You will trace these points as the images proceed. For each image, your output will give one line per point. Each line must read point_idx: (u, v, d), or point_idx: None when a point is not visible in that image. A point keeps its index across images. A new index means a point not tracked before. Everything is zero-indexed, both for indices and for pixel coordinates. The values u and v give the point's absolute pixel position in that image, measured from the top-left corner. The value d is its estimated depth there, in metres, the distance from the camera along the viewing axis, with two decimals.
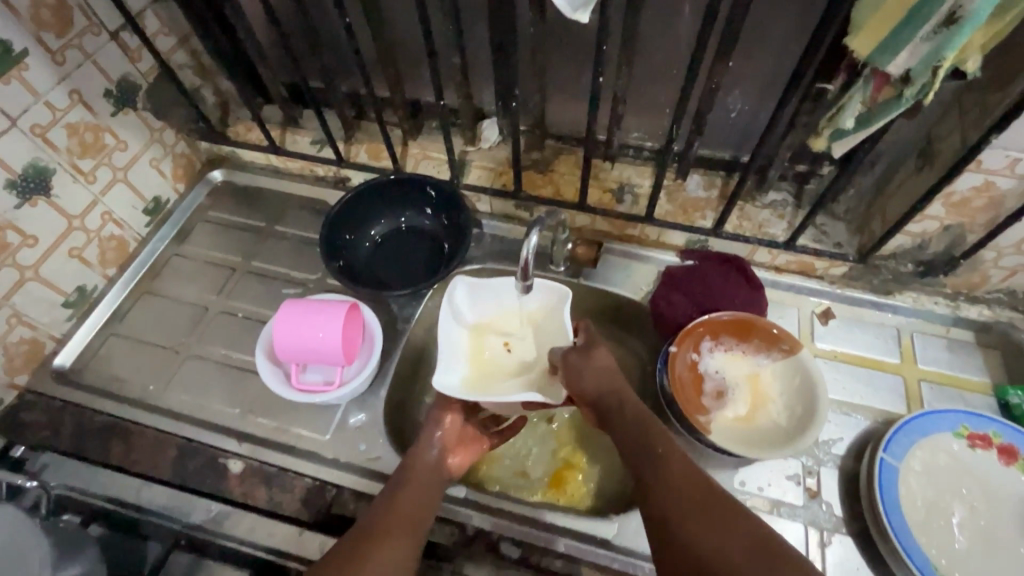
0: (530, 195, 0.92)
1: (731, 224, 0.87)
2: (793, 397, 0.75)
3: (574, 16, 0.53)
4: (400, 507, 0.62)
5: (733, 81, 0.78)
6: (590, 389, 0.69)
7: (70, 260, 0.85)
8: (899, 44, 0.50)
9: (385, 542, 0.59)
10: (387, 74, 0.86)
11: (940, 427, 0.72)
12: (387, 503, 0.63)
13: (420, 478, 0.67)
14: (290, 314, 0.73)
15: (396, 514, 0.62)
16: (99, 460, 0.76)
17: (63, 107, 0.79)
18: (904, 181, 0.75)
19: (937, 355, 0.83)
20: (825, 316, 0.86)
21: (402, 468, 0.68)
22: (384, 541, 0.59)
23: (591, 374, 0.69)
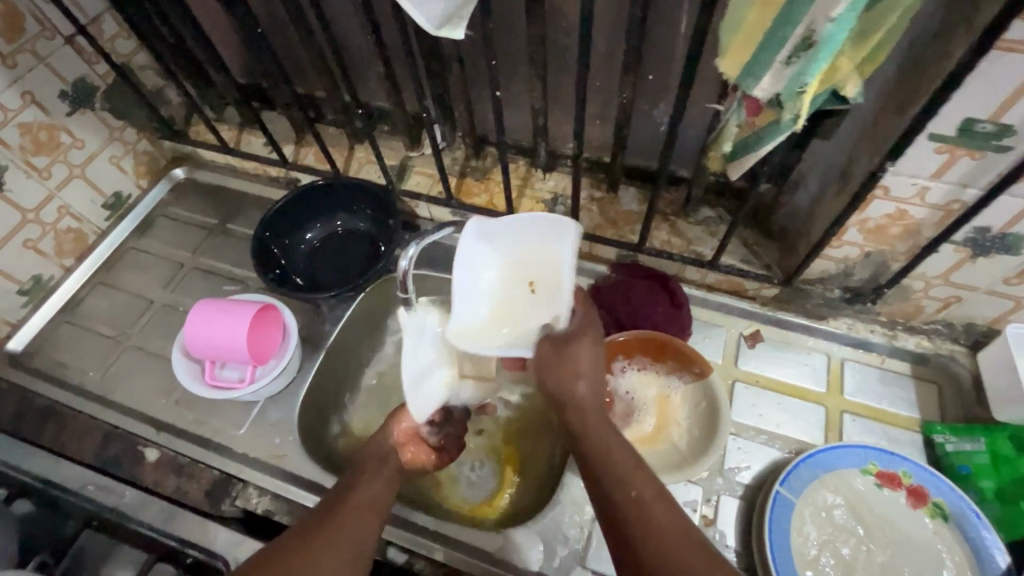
0: (463, 203, 0.93)
1: (659, 240, 0.85)
2: (696, 423, 0.73)
3: (439, 33, 0.53)
4: (361, 491, 0.62)
5: (656, 93, 0.75)
6: (552, 383, 0.66)
7: (26, 251, 0.91)
8: (761, 68, 0.48)
9: (347, 517, 0.58)
10: (323, 80, 0.88)
11: (847, 462, 0.69)
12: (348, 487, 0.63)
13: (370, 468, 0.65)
14: (200, 315, 0.77)
15: (358, 495, 0.61)
16: (32, 441, 0.82)
17: (15, 108, 0.84)
18: (827, 203, 0.71)
19: (866, 386, 0.79)
20: (753, 339, 0.83)
21: (357, 460, 0.67)
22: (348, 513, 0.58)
23: (582, 362, 0.65)
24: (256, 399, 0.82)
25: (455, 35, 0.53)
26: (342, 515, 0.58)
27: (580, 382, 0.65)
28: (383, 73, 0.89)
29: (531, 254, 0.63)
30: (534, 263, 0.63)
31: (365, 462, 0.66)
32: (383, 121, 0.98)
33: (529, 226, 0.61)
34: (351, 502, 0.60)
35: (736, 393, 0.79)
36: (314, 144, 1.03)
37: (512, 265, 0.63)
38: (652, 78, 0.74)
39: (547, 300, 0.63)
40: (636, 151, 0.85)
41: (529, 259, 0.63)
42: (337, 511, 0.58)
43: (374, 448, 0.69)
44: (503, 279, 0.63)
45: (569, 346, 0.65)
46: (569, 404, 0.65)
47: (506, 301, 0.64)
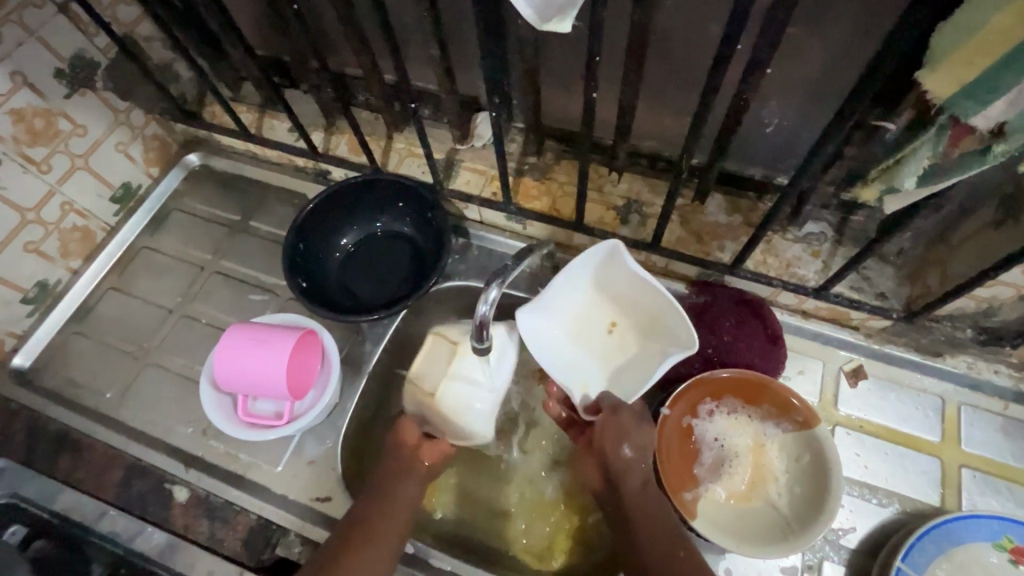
0: (522, 208, 0.80)
1: (753, 260, 0.74)
2: (798, 479, 0.64)
3: (545, 28, 0.41)
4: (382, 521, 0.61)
5: (772, 90, 0.62)
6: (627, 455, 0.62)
7: (28, 255, 0.80)
8: (994, 92, 0.36)
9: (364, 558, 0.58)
10: (362, 60, 0.74)
11: (979, 535, 0.60)
12: (368, 515, 0.61)
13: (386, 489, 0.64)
14: (231, 345, 0.67)
15: (377, 525, 0.61)
16: (48, 473, 0.74)
17: (4, 91, 0.72)
18: (977, 233, 0.59)
19: (987, 435, 0.69)
20: (854, 376, 0.73)
21: (384, 477, 0.64)
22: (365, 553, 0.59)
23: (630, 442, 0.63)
24: (293, 433, 0.73)
25: (564, 29, 0.41)
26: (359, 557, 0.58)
27: (625, 449, 0.62)
28: (432, 52, 0.75)
29: (628, 304, 0.70)
30: (623, 313, 0.71)
31: (392, 483, 0.64)
32: (428, 107, 0.84)
33: (643, 288, 0.67)
34: (370, 536, 0.60)
35: (837, 440, 0.70)
36: (347, 130, 0.89)
37: (615, 304, 0.71)
38: (772, 72, 0.60)
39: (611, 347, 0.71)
40: (732, 153, 0.72)
41: (625, 306, 0.70)
42: (355, 550, 0.59)
43: (406, 462, 0.65)
44: (601, 303, 0.71)
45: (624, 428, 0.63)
46: (619, 483, 0.62)
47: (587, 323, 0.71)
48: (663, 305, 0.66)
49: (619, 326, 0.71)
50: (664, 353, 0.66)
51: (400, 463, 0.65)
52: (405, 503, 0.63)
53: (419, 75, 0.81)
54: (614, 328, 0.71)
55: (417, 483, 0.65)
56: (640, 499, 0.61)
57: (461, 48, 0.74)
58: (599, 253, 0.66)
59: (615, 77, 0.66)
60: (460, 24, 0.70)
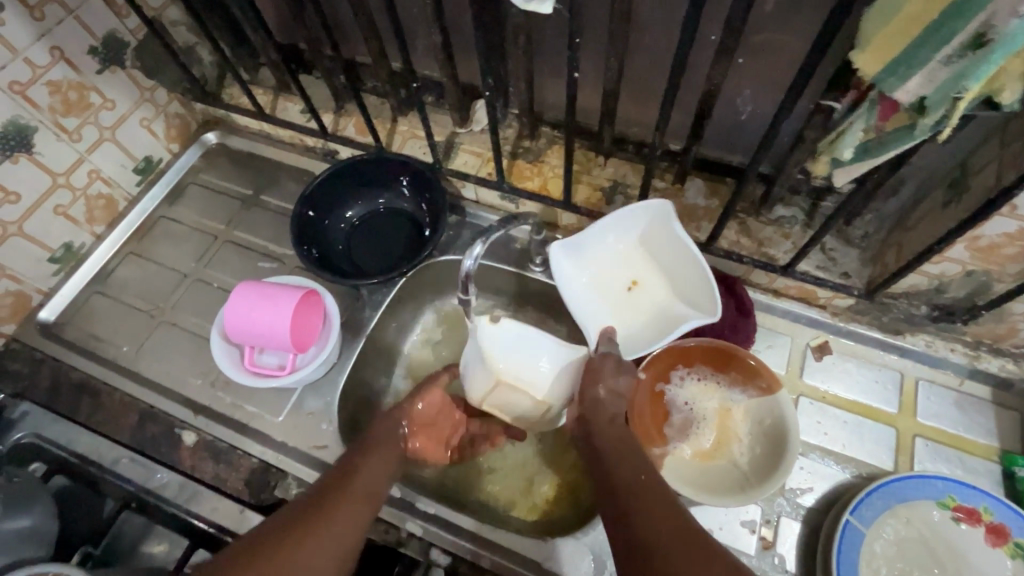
0: (515, 187, 0.85)
1: (727, 239, 0.79)
2: (759, 440, 0.69)
3: (528, 7, 0.47)
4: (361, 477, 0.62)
5: (743, 79, 0.67)
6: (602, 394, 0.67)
7: (57, 217, 0.87)
8: (911, 69, 0.41)
9: (342, 510, 0.58)
10: (370, 45, 0.80)
11: (924, 493, 0.65)
12: (344, 473, 0.63)
13: (378, 453, 0.66)
14: (240, 299, 0.73)
15: (359, 480, 0.62)
16: (69, 416, 0.80)
17: (44, 64, 0.78)
18: (928, 214, 0.64)
19: (941, 408, 0.74)
20: (820, 351, 0.78)
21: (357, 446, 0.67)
22: (342, 500, 0.59)
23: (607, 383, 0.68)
24: (295, 387, 0.79)
25: (544, 10, 0.47)
26: (337, 506, 0.58)
27: (601, 390, 0.68)
28: (434, 41, 0.81)
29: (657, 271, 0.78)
30: (646, 274, 0.79)
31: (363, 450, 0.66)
32: (431, 92, 0.91)
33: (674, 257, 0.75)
34: (350, 488, 0.61)
35: (800, 409, 0.75)
36: (355, 113, 0.95)
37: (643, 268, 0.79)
38: (742, 62, 0.65)
39: (627, 302, 0.79)
40: (710, 139, 0.77)
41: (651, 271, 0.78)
42: (335, 499, 0.59)
43: (377, 434, 0.69)
44: (635, 263, 0.79)
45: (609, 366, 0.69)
46: (594, 422, 0.67)
47: (616, 275, 0.79)
48: (689, 274, 0.74)
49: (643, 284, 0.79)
50: (686, 313, 0.75)
51: (373, 434, 0.68)
52: (380, 468, 0.65)
53: (423, 62, 0.87)
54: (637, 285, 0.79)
55: (392, 455, 0.67)
56: (614, 437, 0.64)
57: (461, 36, 0.80)
58: (655, 211, 0.73)
59: (602, 64, 0.72)
60: (461, 14, 0.76)
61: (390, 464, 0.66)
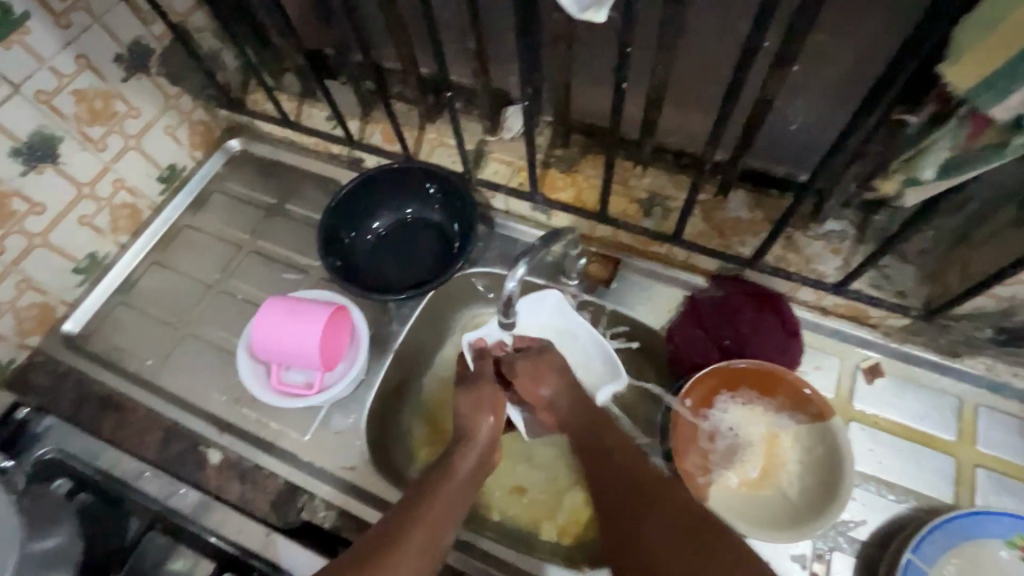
0: (548, 198, 0.82)
1: (773, 255, 0.75)
2: (810, 470, 0.66)
3: (583, 17, 0.44)
4: (433, 511, 0.60)
5: (798, 87, 0.63)
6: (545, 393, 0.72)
7: (81, 227, 0.85)
8: (1011, 85, 0.38)
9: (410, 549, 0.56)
10: (401, 51, 0.77)
11: (990, 531, 0.61)
12: (415, 510, 0.60)
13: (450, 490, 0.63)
14: (268, 316, 0.71)
15: (427, 516, 0.59)
16: (94, 431, 0.79)
17: (70, 73, 0.77)
18: (999, 233, 0.60)
19: (1005, 437, 0.69)
20: (871, 373, 0.74)
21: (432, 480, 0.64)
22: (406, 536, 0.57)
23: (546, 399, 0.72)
24: (322, 404, 0.77)
25: (600, 19, 0.44)
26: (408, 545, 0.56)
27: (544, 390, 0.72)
28: (465, 46, 0.78)
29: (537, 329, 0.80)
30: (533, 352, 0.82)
31: (441, 479, 0.64)
32: (460, 99, 0.87)
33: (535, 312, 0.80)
34: (416, 525, 0.58)
35: (852, 435, 0.71)
36: (382, 120, 0.92)
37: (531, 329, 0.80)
38: (798, 70, 0.61)
39: None
40: (757, 150, 0.73)
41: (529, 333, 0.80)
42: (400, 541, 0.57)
43: (458, 463, 0.66)
44: None
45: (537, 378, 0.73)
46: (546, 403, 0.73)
47: None
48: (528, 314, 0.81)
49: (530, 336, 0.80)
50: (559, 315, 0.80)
51: (455, 464, 0.66)
52: (450, 497, 0.62)
53: (453, 68, 0.84)
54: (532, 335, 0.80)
55: (467, 489, 0.65)
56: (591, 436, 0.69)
57: (495, 41, 0.77)
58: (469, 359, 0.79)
59: (645, 73, 0.69)
60: (497, 19, 0.73)
61: (462, 498, 0.64)
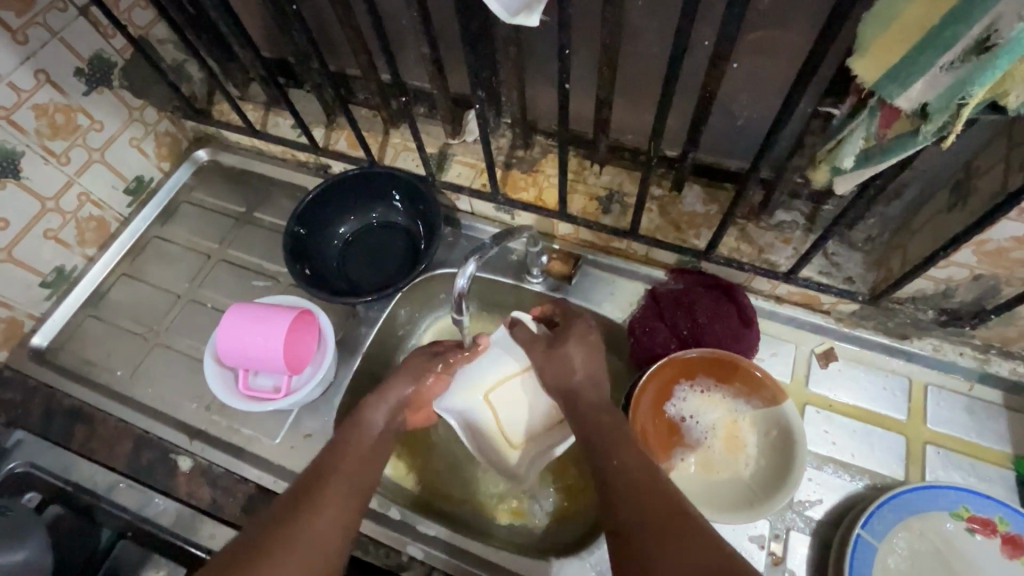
0: (510, 198, 0.84)
1: (726, 246, 0.77)
2: (766, 453, 0.68)
3: (514, 21, 0.46)
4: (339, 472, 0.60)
5: (738, 83, 0.66)
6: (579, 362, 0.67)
7: (46, 241, 0.86)
8: (913, 74, 0.40)
9: (328, 500, 0.56)
10: (359, 58, 0.79)
11: (937, 504, 0.63)
12: (328, 464, 0.60)
13: (359, 446, 0.64)
14: (233, 322, 0.72)
15: (340, 470, 0.60)
16: (64, 443, 0.79)
17: (29, 88, 0.77)
18: (932, 218, 0.63)
19: (952, 415, 0.72)
20: (825, 358, 0.76)
21: (341, 439, 0.64)
22: (310, 520, 0.53)
23: (579, 358, 0.67)
24: (291, 408, 0.77)
25: (531, 23, 0.46)
26: (324, 496, 0.56)
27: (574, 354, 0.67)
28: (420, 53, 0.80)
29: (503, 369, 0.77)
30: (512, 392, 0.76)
31: (348, 440, 0.64)
32: (421, 104, 0.89)
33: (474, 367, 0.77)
34: (334, 479, 0.59)
35: (807, 418, 0.73)
36: (347, 126, 0.94)
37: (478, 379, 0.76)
38: (737, 66, 0.64)
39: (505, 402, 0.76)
40: (707, 145, 0.76)
41: (499, 380, 0.76)
42: (315, 496, 0.56)
43: (333, 475, 0.59)
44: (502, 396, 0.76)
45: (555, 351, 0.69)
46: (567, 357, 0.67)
47: (517, 404, 0.76)
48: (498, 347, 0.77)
49: (480, 390, 0.76)
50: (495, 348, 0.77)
51: (363, 424, 0.66)
52: (343, 498, 0.57)
53: (413, 74, 0.86)
54: (472, 391, 0.76)
55: (373, 447, 0.65)
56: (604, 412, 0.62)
57: (451, 47, 0.78)
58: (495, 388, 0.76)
59: (595, 72, 0.71)
60: (450, 25, 0.75)
61: (377, 451, 0.65)
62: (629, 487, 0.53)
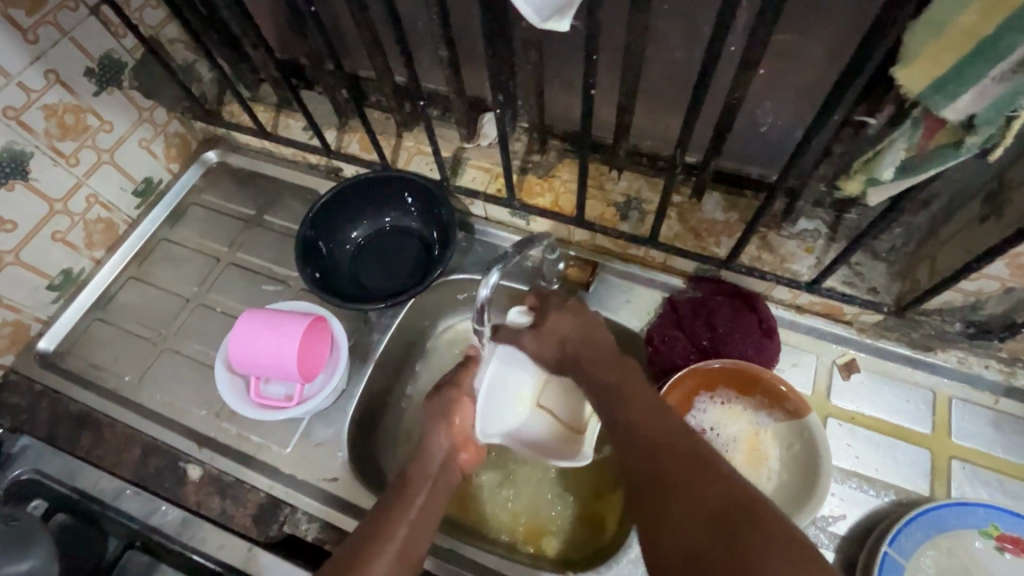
0: (526, 204, 0.82)
1: (747, 255, 0.76)
2: (788, 467, 0.67)
3: (546, 26, 0.44)
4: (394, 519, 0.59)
5: (765, 89, 0.64)
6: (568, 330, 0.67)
7: (54, 243, 0.84)
8: (961, 85, 0.38)
9: (381, 555, 0.56)
10: (375, 60, 0.77)
11: (965, 521, 0.62)
12: (383, 514, 0.59)
13: (416, 486, 0.62)
14: (245, 328, 0.71)
15: (393, 517, 0.59)
16: (71, 449, 0.78)
17: (38, 88, 0.76)
18: (962, 229, 0.61)
19: (977, 428, 0.71)
20: (847, 369, 0.75)
21: (399, 479, 0.63)
22: None
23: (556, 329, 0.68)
24: (302, 416, 0.76)
25: (563, 28, 0.44)
26: (377, 552, 0.56)
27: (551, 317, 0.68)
28: (436, 55, 0.79)
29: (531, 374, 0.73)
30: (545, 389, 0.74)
31: (405, 480, 0.63)
32: (436, 107, 0.88)
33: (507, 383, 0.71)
34: (385, 529, 0.58)
35: (829, 431, 0.72)
36: (359, 129, 0.93)
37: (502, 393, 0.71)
38: (765, 73, 0.62)
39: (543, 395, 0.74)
40: (729, 152, 0.74)
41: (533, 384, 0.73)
42: (368, 549, 0.56)
43: (395, 513, 0.59)
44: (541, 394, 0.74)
45: (537, 328, 0.68)
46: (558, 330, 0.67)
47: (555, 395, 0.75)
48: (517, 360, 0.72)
49: (528, 401, 0.73)
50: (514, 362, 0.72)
51: (423, 463, 0.65)
52: (398, 547, 0.57)
53: (428, 77, 0.84)
54: (520, 403, 0.72)
55: (434, 486, 0.63)
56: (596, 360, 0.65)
57: (468, 50, 0.77)
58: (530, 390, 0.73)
59: (616, 77, 0.69)
60: (468, 27, 0.73)
61: (438, 493, 0.63)
62: (633, 437, 0.58)
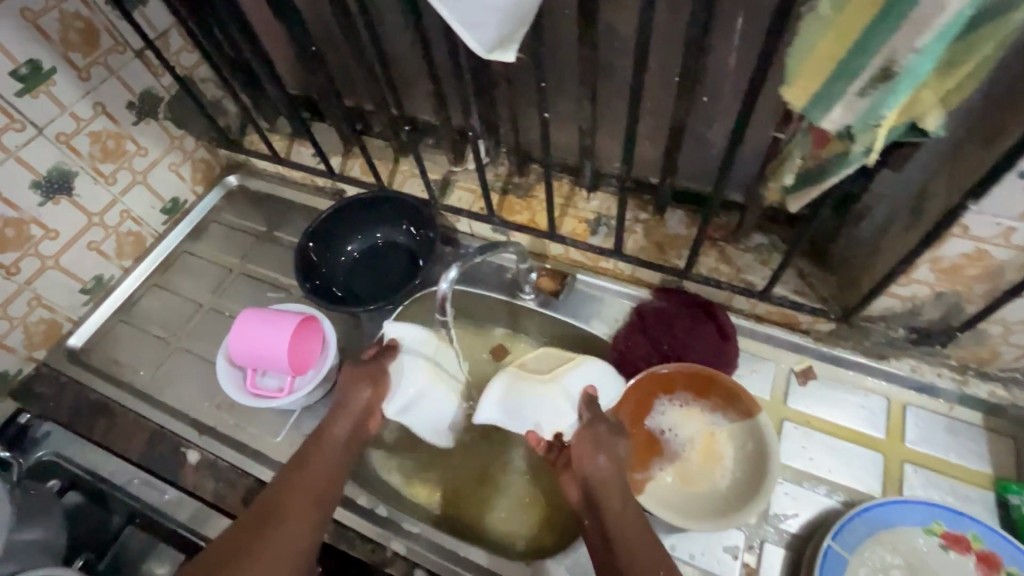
0: (505, 220, 0.90)
1: (706, 266, 0.82)
2: (741, 464, 0.70)
3: (491, 56, 0.53)
4: (299, 486, 0.65)
5: (710, 115, 0.72)
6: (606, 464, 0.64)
7: (89, 252, 0.96)
8: (832, 99, 0.45)
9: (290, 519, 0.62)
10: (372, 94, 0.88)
11: (909, 518, 0.64)
12: (289, 478, 0.66)
13: (323, 453, 0.69)
14: (244, 324, 0.79)
15: (298, 484, 0.65)
16: (87, 434, 0.87)
17: (87, 117, 0.88)
18: (894, 238, 0.66)
19: (930, 433, 0.73)
20: (803, 376, 0.78)
21: (306, 445, 0.70)
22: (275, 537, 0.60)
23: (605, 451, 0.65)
24: (293, 408, 0.83)
25: (506, 58, 0.53)
26: (287, 516, 0.62)
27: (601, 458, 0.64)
28: (426, 90, 0.89)
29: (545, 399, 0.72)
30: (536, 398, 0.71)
31: (312, 450, 0.69)
32: (429, 135, 0.98)
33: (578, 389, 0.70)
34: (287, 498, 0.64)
35: (784, 433, 0.75)
36: (361, 155, 1.03)
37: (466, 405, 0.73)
38: (706, 100, 0.70)
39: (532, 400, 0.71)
40: (687, 172, 0.81)
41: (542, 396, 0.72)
42: (279, 509, 0.63)
43: (298, 485, 0.65)
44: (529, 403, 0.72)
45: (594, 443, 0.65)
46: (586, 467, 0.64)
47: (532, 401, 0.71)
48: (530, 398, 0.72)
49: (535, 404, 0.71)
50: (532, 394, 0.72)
51: (328, 433, 0.71)
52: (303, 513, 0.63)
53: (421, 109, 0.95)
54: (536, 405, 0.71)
55: (338, 451, 0.70)
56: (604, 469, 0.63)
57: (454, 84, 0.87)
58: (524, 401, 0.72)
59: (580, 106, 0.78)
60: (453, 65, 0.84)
61: (337, 468, 0.69)
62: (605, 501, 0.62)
